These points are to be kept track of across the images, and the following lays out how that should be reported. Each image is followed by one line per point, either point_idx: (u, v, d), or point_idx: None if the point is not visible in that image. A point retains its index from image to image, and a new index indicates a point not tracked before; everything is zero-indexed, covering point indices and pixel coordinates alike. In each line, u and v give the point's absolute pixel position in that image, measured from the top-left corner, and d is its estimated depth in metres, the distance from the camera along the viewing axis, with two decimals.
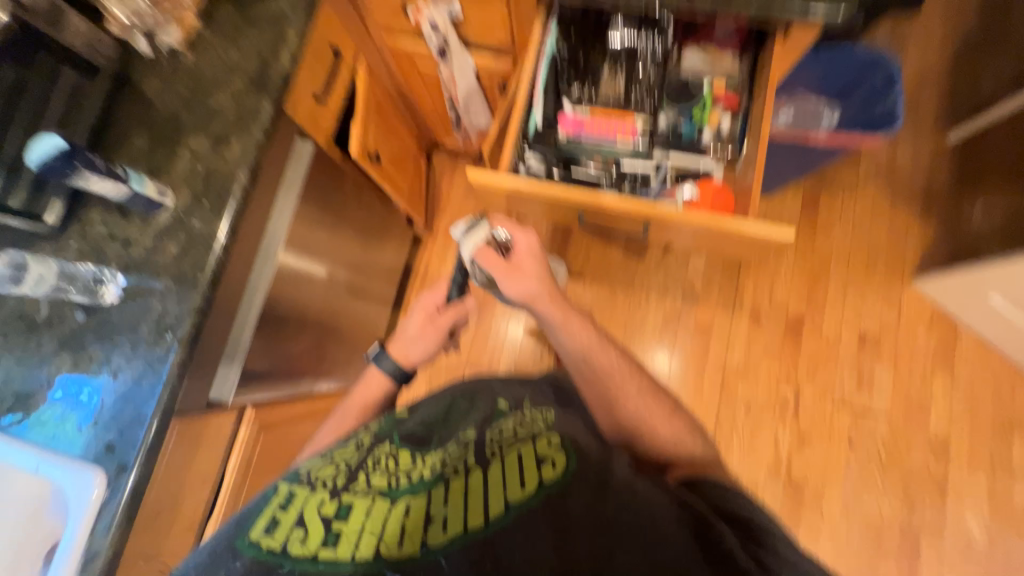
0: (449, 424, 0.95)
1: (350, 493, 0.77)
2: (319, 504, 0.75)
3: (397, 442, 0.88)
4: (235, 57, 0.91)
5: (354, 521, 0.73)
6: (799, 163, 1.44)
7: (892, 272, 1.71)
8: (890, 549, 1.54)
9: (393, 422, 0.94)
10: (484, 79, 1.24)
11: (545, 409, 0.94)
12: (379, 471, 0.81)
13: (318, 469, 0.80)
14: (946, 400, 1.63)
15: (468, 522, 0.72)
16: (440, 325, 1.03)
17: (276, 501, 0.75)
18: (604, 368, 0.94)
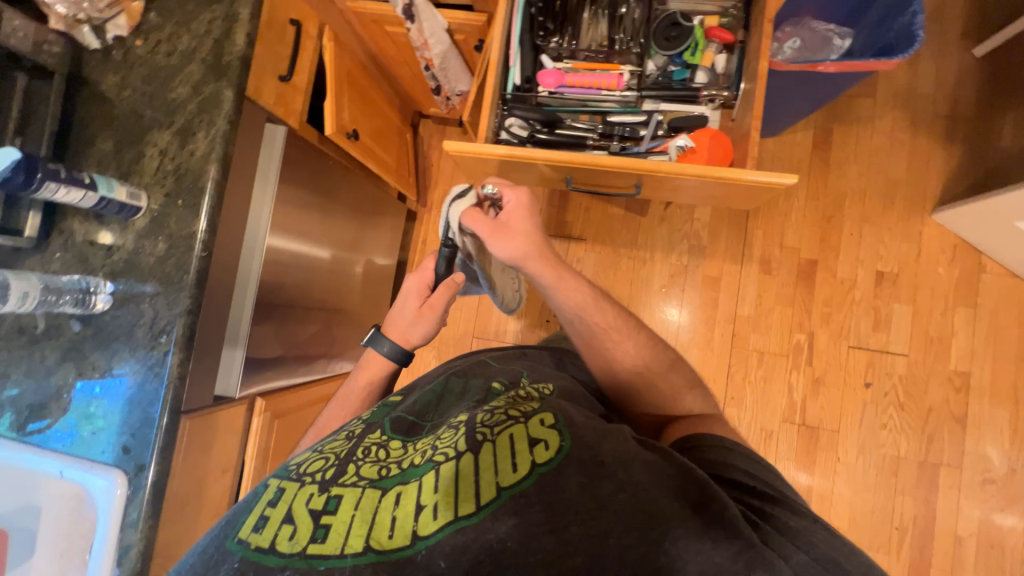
0: (445, 408, 0.85)
1: (339, 484, 0.64)
2: (307, 499, 0.63)
3: (387, 430, 0.77)
4: (188, 42, 0.86)
5: (345, 514, 0.61)
6: (808, 97, 1.34)
7: (912, 205, 1.62)
8: (908, 484, 1.55)
9: (383, 411, 0.83)
10: (460, 37, 1.15)
11: (544, 384, 0.90)
12: (369, 460, 0.69)
13: (304, 464, 0.69)
14: (968, 334, 1.57)
15: (477, 498, 0.59)
16: (435, 304, 1.01)
17: (265, 499, 0.63)
18: (597, 331, 0.92)
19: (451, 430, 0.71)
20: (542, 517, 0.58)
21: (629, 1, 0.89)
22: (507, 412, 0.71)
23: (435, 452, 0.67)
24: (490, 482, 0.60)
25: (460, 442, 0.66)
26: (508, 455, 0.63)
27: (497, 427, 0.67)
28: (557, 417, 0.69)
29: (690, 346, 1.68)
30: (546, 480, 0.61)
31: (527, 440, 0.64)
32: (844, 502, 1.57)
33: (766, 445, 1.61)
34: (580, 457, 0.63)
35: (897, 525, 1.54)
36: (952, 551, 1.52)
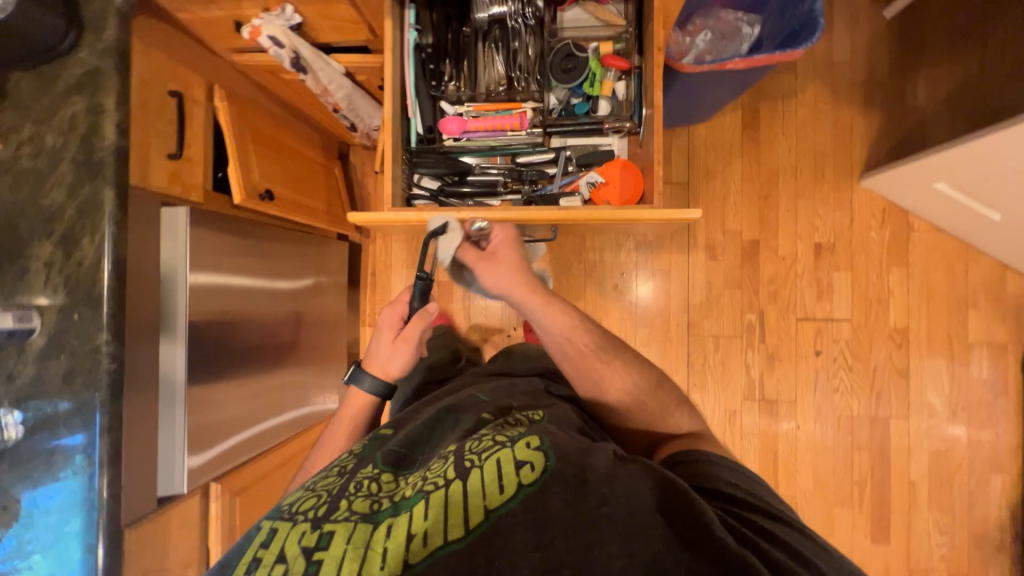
0: (437, 435, 0.74)
1: (331, 519, 0.56)
2: (298, 537, 0.55)
3: (379, 462, 0.67)
4: (54, 139, 0.79)
5: (338, 550, 0.53)
6: (727, 87, 1.33)
7: (840, 174, 1.66)
8: (862, 439, 1.65)
9: (375, 443, 0.73)
10: (361, 78, 1.09)
11: (535, 409, 0.79)
12: (362, 493, 0.61)
13: (296, 502, 0.60)
14: (903, 291, 1.65)
15: (466, 522, 0.54)
16: (413, 337, 0.94)
17: (256, 542, 0.55)
18: (574, 350, 0.83)
19: (441, 458, 0.63)
20: (528, 534, 0.54)
21: (521, 33, 0.86)
22: (495, 435, 0.64)
23: (425, 481, 0.59)
24: (477, 506, 0.55)
25: (449, 469, 0.59)
26: (495, 478, 0.57)
27: (485, 450, 0.60)
28: (544, 436, 0.62)
29: (649, 340, 1.71)
30: (531, 501, 0.55)
31: (514, 462, 0.58)
32: (808, 465, 1.66)
33: (731, 424, 1.68)
34: (563, 475, 0.57)
35: (858, 478, 1.65)
36: (908, 494, 1.63)
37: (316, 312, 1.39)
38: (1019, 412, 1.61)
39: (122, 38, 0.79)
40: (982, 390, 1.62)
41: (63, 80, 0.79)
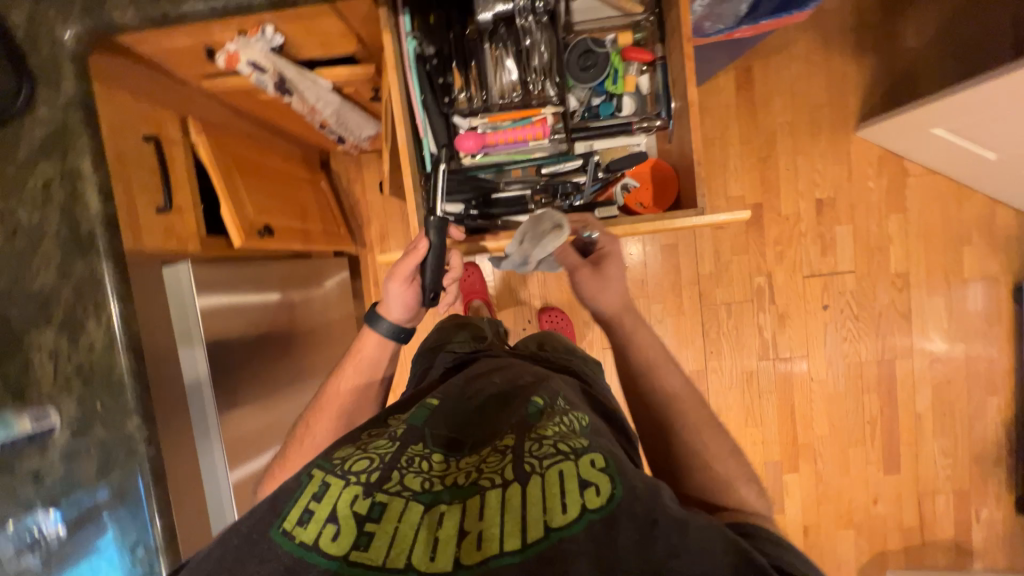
0: (489, 416, 0.64)
1: (382, 488, 0.52)
2: (351, 500, 0.50)
3: (431, 438, 0.60)
4: (29, 213, 0.69)
5: (389, 525, 0.48)
6: (726, 51, 1.27)
7: (836, 126, 1.64)
8: (871, 382, 1.73)
9: (423, 413, 0.64)
10: (349, 90, 0.99)
11: (578, 411, 0.62)
12: (414, 467, 0.54)
13: (349, 459, 0.56)
14: (902, 236, 1.69)
15: (524, 533, 0.46)
16: (409, 274, 0.76)
17: (309, 491, 0.52)
18: (638, 360, 0.69)
19: (498, 451, 0.55)
20: (589, 569, 0.43)
21: (531, 30, 0.77)
22: (559, 438, 0.54)
23: (480, 474, 0.53)
24: (537, 520, 0.46)
25: (508, 468, 0.52)
26: (557, 492, 0.48)
27: (547, 457, 0.52)
28: (611, 458, 0.52)
29: (663, 315, 1.72)
30: (597, 531, 0.45)
31: (579, 480, 0.49)
32: (822, 413, 1.75)
33: (748, 385, 1.74)
34: (632, 509, 0.46)
35: (869, 418, 1.74)
36: (914, 425, 1.74)
37: (331, 338, 1.33)
38: (1011, 337, 1.71)
39: (83, 88, 0.69)
40: (977, 321, 1.71)
41: (25, 144, 0.68)
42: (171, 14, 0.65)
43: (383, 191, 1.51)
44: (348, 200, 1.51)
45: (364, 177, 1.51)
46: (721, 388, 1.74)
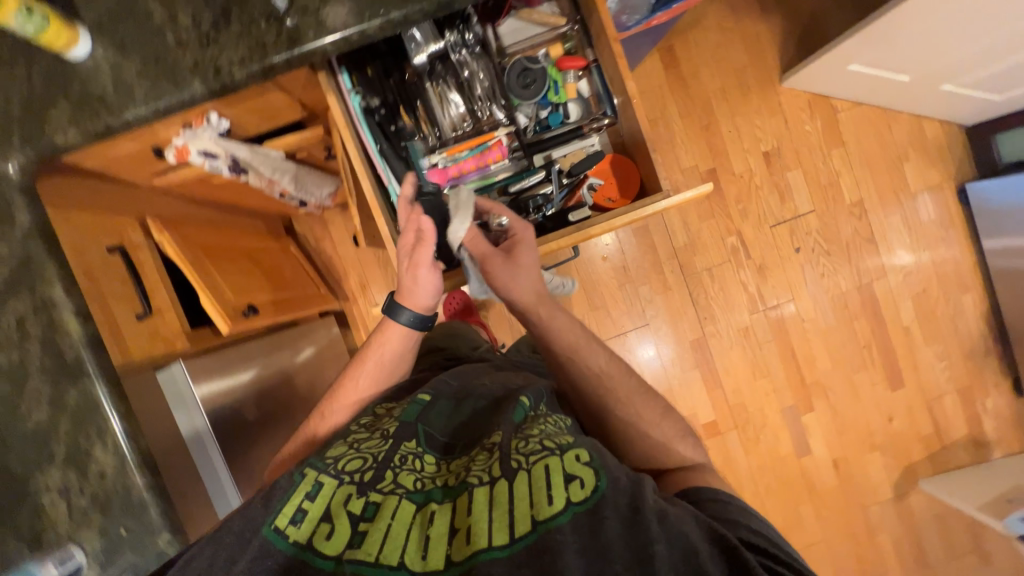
0: (479, 420, 0.69)
1: (375, 488, 0.57)
2: (344, 501, 0.56)
3: (422, 440, 0.65)
4: (7, 354, 0.67)
5: (382, 522, 0.53)
6: (648, 38, 1.34)
7: (763, 81, 1.74)
8: (856, 307, 1.81)
9: (415, 410, 0.69)
10: (302, 154, 0.99)
11: (558, 415, 0.69)
12: (407, 467, 0.60)
13: (341, 458, 0.62)
14: (847, 167, 1.79)
15: (511, 529, 0.50)
16: (423, 261, 0.75)
17: (303, 490, 0.58)
18: (591, 377, 0.73)
19: (486, 449, 0.60)
20: (579, 562, 0.47)
21: (467, 62, 0.81)
22: (544, 437, 0.60)
23: (469, 472, 0.57)
24: (524, 514, 0.50)
25: (495, 465, 0.56)
26: (544, 485, 0.53)
27: (533, 453, 0.57)
28: (596, 453, 0.57)
29: (652, 293, 1.76)
30: (582, 524, 0.49)
31: (563, 475, 0.54)
32: (821, 349, 1.81)
33: (748, 340, 1.79)
34: (616, 500, 0.52)
35: (864, 343, 1.82)
36: (906, 339, 1.83)
37: None
38: (968, 235, 1.82)
39: (37, 216, 0.68)
40: (935, 228, 1.82)
41: None
42: (113, 124, 0.65)
43: (355, 241, 1.50)
44: (321, 258, 1.51)
45: (332, 233, 1.50)
46: (723, 349, 1.79)
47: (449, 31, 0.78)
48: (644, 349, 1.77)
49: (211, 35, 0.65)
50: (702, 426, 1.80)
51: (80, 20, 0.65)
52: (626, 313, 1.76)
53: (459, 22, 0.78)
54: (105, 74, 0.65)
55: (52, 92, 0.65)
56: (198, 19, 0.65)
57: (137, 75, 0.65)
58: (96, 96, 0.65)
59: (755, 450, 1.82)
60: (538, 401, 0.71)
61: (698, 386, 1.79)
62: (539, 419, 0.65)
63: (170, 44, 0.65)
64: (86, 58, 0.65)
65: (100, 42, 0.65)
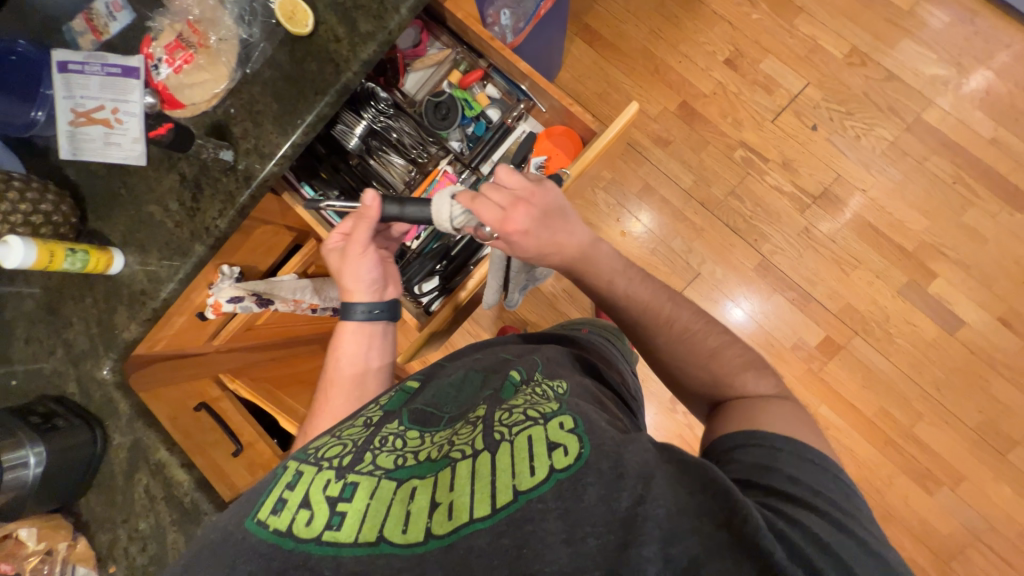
0: (467, 393, 0.70)
1: (354, 470, 0.57)
2: (322, 486, 0.56)
3: (405, 418, 0.66)
4: (145, 519, 0.80)
5: (361, 503, 0.54)
6: (552, 28, 1.41)
7: (686, 3, 1.72)
8: (918, 148, 1.58)
9: (401, 398, 0.71)
10: (312, 269, 1.14)
11: (555, 377, 0.68)
12: (387, 447, 0.60)
13: (322, 447, 0.61)
14: (819, 27, 1.66)
15: (492, 500, 0.50)
16: (361, 237, 0.80)
17: (283, 481, 0.57)
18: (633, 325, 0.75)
19: (470, 423, 0.61)
20: (559, 525, 0.48)
21: (391, 125, 0.93)
22: (528, 406, 0.59)
23: (452, 447, 0.58)
24: (506, 485, 0.51)
25: (478, 439, 0.57)
26: (526, 456, 0.52)
27: (516, 425, 0.56)
28: (580, 419, 0.56)
29: (687, 242, 1.66)
30: (566, 489, 0.49)
31: (547, 443, 0.53)
32: (904, 210, 1.57)
33: (815, 240, 1.61)
34: (598, 466, 0.50)
35: (951, 180, 1.56)
36: (1000, 152, 1.55)
37: None
38: (1001, 16, 1.57)
39: (133, 403, 0.82)
40: (958, 30, 1.59)
41: (117, 469, 0.81)
42: (156, 305, 0.82)
43: None
44: None
45: None
46: (795, 261, 1.61)
47: (365, 110, 0.92)
48: (709, 299, 1.63)
49: (194, 206, 0.81)
50: (817, 348, 1.57)
51: (111, 243, 0.83)
52: (673, 274, 1.65)
53: (369, 100, 0.92)
54: (139, 274, 0.82)
55: (112, 302, 0.83)
56: (181, 200, 0.81)
57: (158, 261, 0.82)
58: (139, 291, 0.82)
59: (894, 348, 1.54)
60: (530, 374, 0.68)
61: (789, 310, 1.60)
62: (521, 392, 0.63)
63: (171, 228, 0.81)
64: (123, 268, 0.82)
65: (129, 252, 0.82)
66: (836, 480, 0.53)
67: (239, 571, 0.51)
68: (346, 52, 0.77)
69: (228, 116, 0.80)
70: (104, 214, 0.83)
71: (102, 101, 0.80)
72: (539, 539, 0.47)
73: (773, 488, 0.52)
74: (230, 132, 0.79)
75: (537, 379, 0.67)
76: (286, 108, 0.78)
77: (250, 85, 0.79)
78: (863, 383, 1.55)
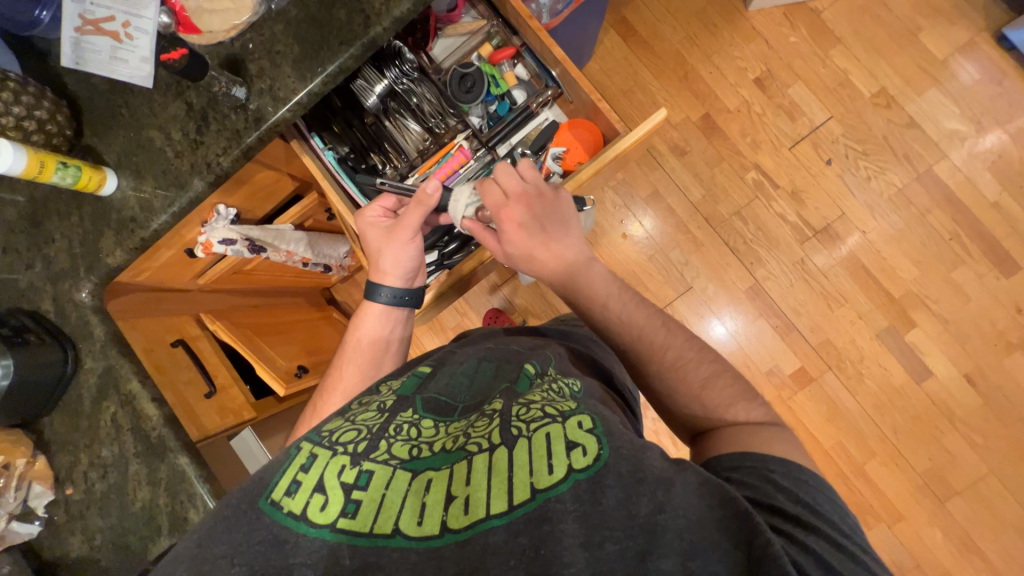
0: (480, 383, 0.71)
1: (370, 457, 0.57)
2: (337, 471, 0.55)
3: (419, 407, 0.66)
4: (109, 447, 0.79)
5: (377, 492, 0.54)
6: (590, 16, 1.37)
7: (727, 14, 1.69)
8: (923, 200, 1.60)
9: (414, 383, 0.71)
10: (309, 221, 1.12)
11: (570, 376, 0.69)
12: (401, 437, 0.60)
13: (336, 431, 0.61)
14: (853, 61, 1.65)
15: (510, 496, 0.51)
16: (412, 223, 0.80)
17: (296, 463, 0.56)
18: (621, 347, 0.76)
19: (486, 416, 0.61)
20: (577, 526, 0.48)
21: (413, 89, 0.91)
22: (545, 403, 0.60)
23: (468, 440, 0.58)
24: (524, 481, 0.52)
25: (495, 432, 0.57)
26: (545, 454, 0.53)
27: (533, 421, 0.57)
28: (598, 420, 0.57)
29: (685, 255, 1.67)
30: (583, 491, 0.50)
31: (565, 442, 0.54)
32: (897, 257, 1.60)
33: (808, 272, 1.63)
34: (617, 470, 0.51)
35: (948, 236, 1.59)
36: (999, 216, 1.58)
37: None
38: None
39: (110, 330, 0.81)
40: (984, 89, 1.60)
41: (86, 393, 0.80)
42: (146, 236, 0.80)
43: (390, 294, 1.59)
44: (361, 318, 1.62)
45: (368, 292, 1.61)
46: (785, 290, 1.63)
47: (388, 69, 0.89)
48: (697, 315, 1.65)
49: (197, 139, 0.78)
50: (790, 377, 1.62)
51: (105, 163, 0.79)
52: (666, 284, 1.66)
53: (394, 59, 0.88)
54: (131, 199, 0.80)
55: (99, 225, 0.80)
56: (185, 130, 0.78)
57: (153, 190, 0.79)
58: (129, 219, 0.80)
59: (862, 388, 1.59)
60: (546, 371, 0.69)
61: (771, 337, 1.63)
62: (536, 390, 0.64)
63: (170, 157, 0.78)
64: (115, 191, 0.79)
65: (123, 175, 0.79)
66: (831, 501, 0.55)
67: (253, 553, 0.51)
68: (379, 6, 0.74)
69: (246, 50, 0.76)
70: (102, 132, 0.80)
71: (113, 12, 0.76)
72: (557, 540, 0.48)
73: (781, 510, 0.53)
74: (246, 69, 0.76)
75: (553, 376, 0.68)
76: (308, 52, 0.75)
77: (273, 22, 0.76)
78: (827, 417, 1.60)
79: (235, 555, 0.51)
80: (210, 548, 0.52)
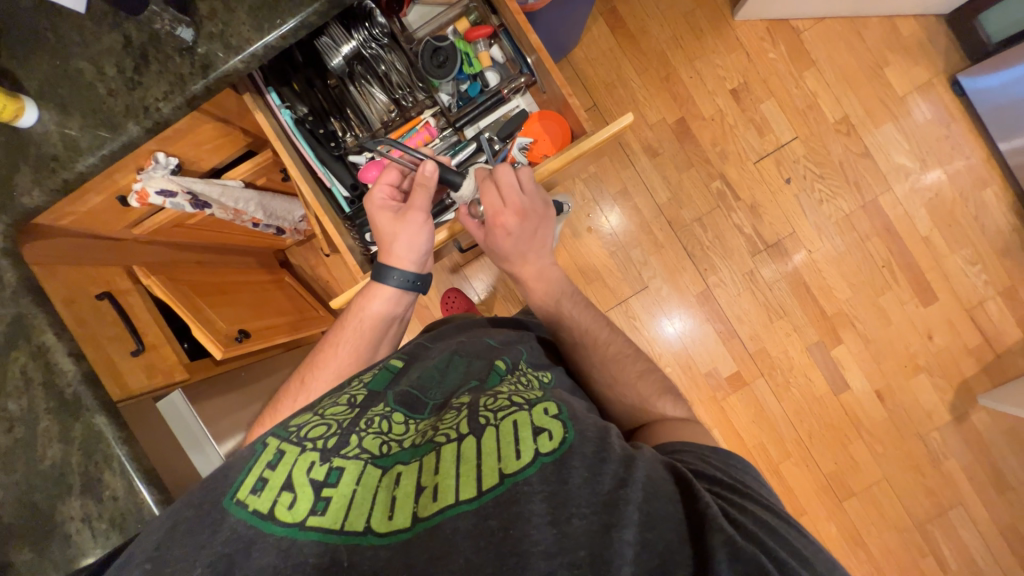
0: (453, 376, 0.71)
1: (340, 454, 0.57)
2: (306, 469, 0.56)
3: (391, 400, 0.66)
4: (15, 401, 0.74)
5: (346, 488, 0.55)
6: (580, 3, 1.34)
7: (713, 20, 1.69)
8: (864, 227, 1.72)
9: (385, 377, 0.71)
10: (263, 180, 1.05)
11: (543, 370, 0.74)
12: (372, 430, 0.61)
13: (305, 426, 0.61)
14: (823, 86, 1.71)
15: (478, 483, 0.52)
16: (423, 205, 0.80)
17: (263, 460, 0.57)
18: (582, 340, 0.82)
19: (455, 409, 0.62)
20: (545, 507, 0.50)
21: (382, 56, 0.88)
22: (512, 394, 0.62)
23: (437, 432, 0.59)
24: (491, 468, 0.53)
25: (464, 423, 0.58)
26: (511, 441, 0.54)
27: (501, 410, 0.58)
28: (563, 406, 0.60)
29: (645, 254, 1.71)
30: (551, 473, 0.52)
31: (532, 428, 0.56)
32: (836, 277, 1.72)
33: (755, 284, 1.72)
34: (583, 450, 0.54)
35: (882, 263, 1.72)
36: (927, 249, 1.71)
37: None
38: (974, 131, 1.70)
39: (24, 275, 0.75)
40: (933, 129, 1.70)
41: None
42: (69, 176, 0.73)
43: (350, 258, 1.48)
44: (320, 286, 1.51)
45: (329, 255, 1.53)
46: (732, 298, 1.72)
47: (357, 30, 0.84)
48: (649, 314, 1.72)
49: (136, 79, 0.71)
50: (726, 380, 1.72)
51: (24, 92, 0.71)
52: (623, 280, 1.71)
53: (364, 21, 0.84)
54: (54, 135, 0.72)
55: (15, 159, 0.73)
56: (121, 67, 0.71)
57: (81, 129, 0.72)
58: (50, 156, 0.72)
59: (787, 395, 1.73)
60: (517, 368, 0.71)
61: (714, 341, 1.72)
62: (505, 384, 0.66)
63: (102, 95, 0.71)
64: (35, 124, 0.72)
65: (44, 106, 0.71)
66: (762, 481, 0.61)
67: (214, 553, 0.51)
68: None
69: None
70: (20, 56, 0.71)
71: None
72: (525, 520, 0.49)
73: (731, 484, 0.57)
74: (194, 8, 0.69)
75: (522, 372, 0.71)
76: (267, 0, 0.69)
77: None
78: (753, 419, 1.72)
79: (197, 554, 0.51)
80: (171, 550, 0.52)
